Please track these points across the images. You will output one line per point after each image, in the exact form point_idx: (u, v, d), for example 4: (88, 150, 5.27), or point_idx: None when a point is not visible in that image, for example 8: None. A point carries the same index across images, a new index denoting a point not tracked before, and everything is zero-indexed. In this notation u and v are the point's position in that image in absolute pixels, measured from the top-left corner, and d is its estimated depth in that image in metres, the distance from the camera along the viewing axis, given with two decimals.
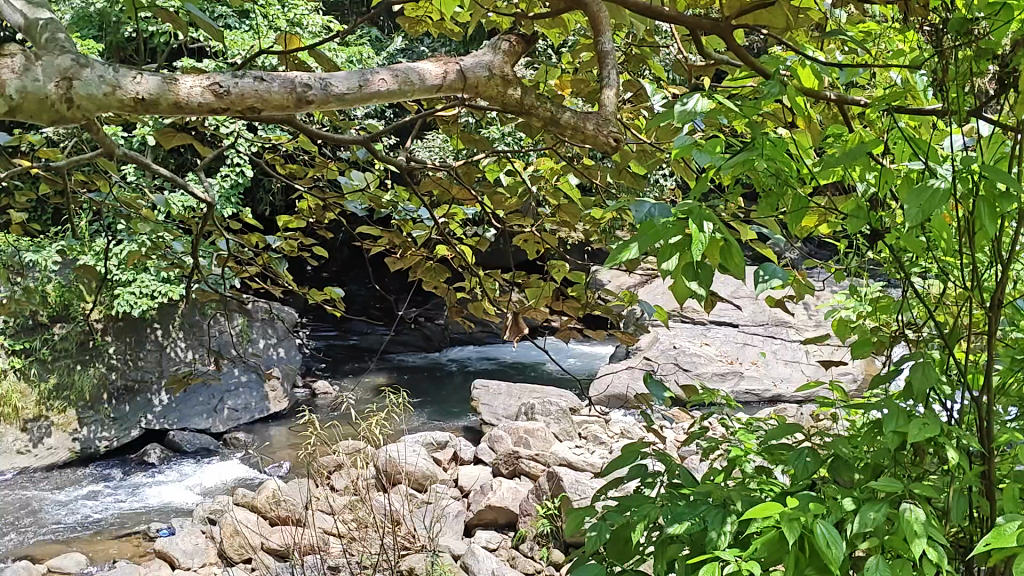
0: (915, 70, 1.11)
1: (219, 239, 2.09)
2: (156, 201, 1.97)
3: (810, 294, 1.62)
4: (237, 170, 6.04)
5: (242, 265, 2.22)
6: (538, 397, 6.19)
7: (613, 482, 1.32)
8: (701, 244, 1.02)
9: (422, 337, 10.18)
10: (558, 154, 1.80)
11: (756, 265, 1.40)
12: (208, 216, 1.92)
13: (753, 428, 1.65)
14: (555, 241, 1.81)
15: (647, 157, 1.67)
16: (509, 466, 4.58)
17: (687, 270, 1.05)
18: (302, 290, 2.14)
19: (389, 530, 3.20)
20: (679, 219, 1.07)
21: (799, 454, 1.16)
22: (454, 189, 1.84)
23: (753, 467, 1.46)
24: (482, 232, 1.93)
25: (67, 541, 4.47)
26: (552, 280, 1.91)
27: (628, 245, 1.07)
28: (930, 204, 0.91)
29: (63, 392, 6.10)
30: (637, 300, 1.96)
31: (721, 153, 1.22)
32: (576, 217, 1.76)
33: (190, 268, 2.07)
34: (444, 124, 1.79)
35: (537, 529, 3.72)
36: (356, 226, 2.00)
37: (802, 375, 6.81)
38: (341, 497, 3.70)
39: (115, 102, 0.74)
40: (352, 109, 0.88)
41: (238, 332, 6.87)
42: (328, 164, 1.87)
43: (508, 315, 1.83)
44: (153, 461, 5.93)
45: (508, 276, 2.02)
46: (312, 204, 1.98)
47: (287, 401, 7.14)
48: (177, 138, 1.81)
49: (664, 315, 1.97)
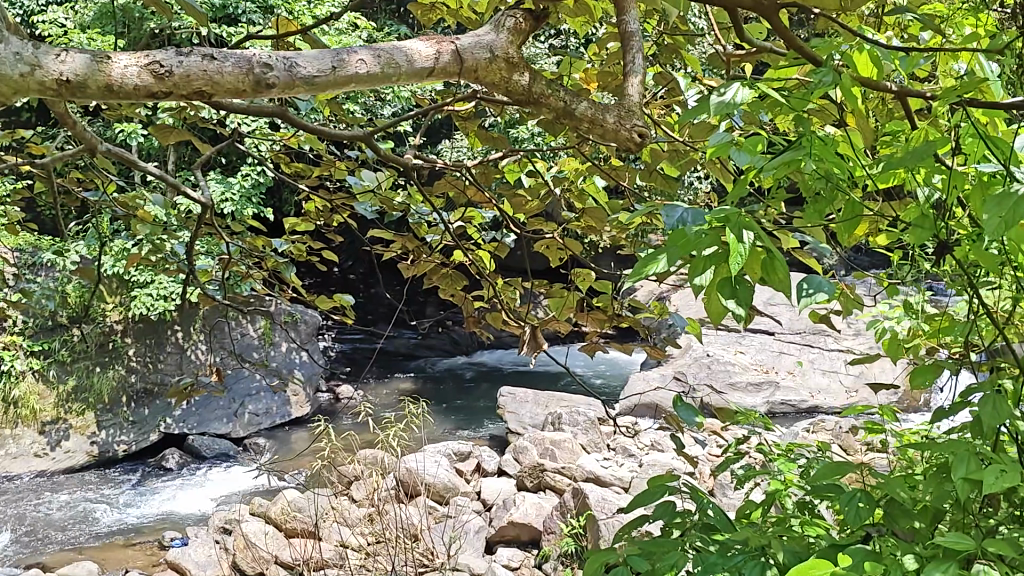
0: (991, 58, 0.96)
1: (223, 243, 1.99)
2: (155, 201, 1.85)
3: (858, 309, 1.46)
4: (259, 169, 5.97)
5: (245, 271, 2.12)
6: (565, 405, 6.06)
7: (635, 523, 1.18)
8: (738, 258, 0.87)
9: (449, 341, 10.10)
10: (583, 154, 1.66)
11: (801, 277, 1.24)
12: (206, 216, 1.83)
13: (795, 457, 1.50)
14: (578, 249, 1.68)
15: (682, 157, 1.53)
16: (534, 479, 4.44)
17: (721, 287, 0.90)
18: (309, 297, 2.02)
19: (406, 548, 3.10)
20: (714, 228, 0.92)
21: (851, 497, 1.00)
22: (470, 191, 1.71)
23: (793, 503, 1.34)
24: (502, 237, 1.79)
25: (79, 548, 4.43)
26: (575, 289, 1.78)
27: (654, 257, 0.92)
28: (1014, 214, 0.77)
29: (81, 394, 6.08)
30: (668, 311, 1.81)
31: (763, 153, 1.07)
32: (602, 223, 1.62)
33: (186, 274, 1.95)
34: (460, 121, 1.65)
35: (562, 549, 3.58)
36: (367, 230, 1.87)
37: (840, 386, 6.62)
38: (358, 509, 3.60)
39: (33, 85, 0.62)
40: (324, 96, 0.76)
41: (261, 334, 6.82)
42: (336, 163, 1.75)
43: (525, 327, 1.69)
44: (171, 467, 5.87)
45: (528, 284, 1.88)
46: (319, 205, 1.86)
47: (310, 406, 7.07)
48: (175, 135, 1.68)
49: (697, 327, 1.82)
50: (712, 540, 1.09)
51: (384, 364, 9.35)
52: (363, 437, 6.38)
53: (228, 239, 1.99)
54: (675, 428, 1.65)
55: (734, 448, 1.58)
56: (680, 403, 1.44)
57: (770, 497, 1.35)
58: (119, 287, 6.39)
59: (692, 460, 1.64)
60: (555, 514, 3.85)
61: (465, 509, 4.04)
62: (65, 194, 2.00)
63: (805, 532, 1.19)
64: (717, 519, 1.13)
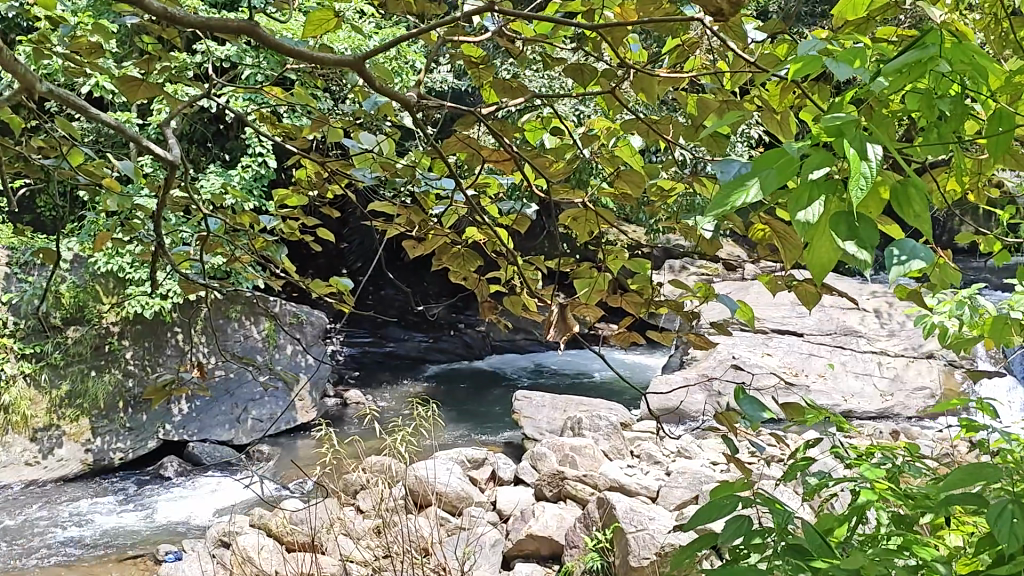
0: None
1: (203, 217, 1.75)
2: (124, 167, 1.55)
3: (955, 284, 1.21)
4: (260, 160, 5.77)
5: (230, 253, 1.89)
6: (585, 410, 5.81)
7: (699, 543, 0.93)
8: (864, 180, 0.63)
9: (462, 344, 9.96)
10: (621, 106, 1.39)
11: (887, 242, 0.87)
12: (174, 176, 1.48)
13: (879, 459, 1.26)
14: (612, 219, 1.44)
15: (732, 114, 1.31)
16: (554, 488, 4.21)
17: (835, 222, 0.66)
18: (302, 281, 1.79)
19: (418, 562, 2.89)
20: (825, 143, 0.68)
21: (1003, 513, 0.77)
22: (486, 152, 1.43)
23: (885, 516, 1.10)
24: (522, 209, 1.54)
25: (68, 563, 4.22)
26: (606, 270, 1.54)
27: (743, 180, 0.67)
28: None
29: (75, 400, 5.92)
30: (715, 294, 1.56)
31: (869, 63, 0.84)
32: (641, 187, 1.40)
33: (157, 252, 1.72)
34: (474, 67, 1.38)
35: (586, 565, 3.38)
36: (367, 204, 1.62)
37: (874, 390, 6.38)
38: (364, 520, 3.38)
39: None
40: None
41: (264, 336, 6.64)
42: (329, 122, 1.49)
43: (553, 306, 1.44)
44: (169, 475, 5.66)
45: (553, 263, 1.63)
46: (311, 173, 1.63)
47: (315, 411, 6.84)
48: (144, 89, 1.43)
49: (748, 313, 1.55)
50: (808, 567, 0.83)
51: (396, 368, 9.14)
52: (372, 444, 6.16)
53: (207, 211, 1.72)
54: (732, 430, 1.42)
55: (801, 451, 1.33)
56: (743, 396, 1.17)
57: (852, 509, 1.10)
58: (115, 288, 6.22)
59: (750, 468, 1.40)
60: (578, 527, 3.64)
61: (481, 521, 3.81)
62: (20, 162, 1.78)
63: (910, 555, 0.97)
64: (807, 538, 0.88)
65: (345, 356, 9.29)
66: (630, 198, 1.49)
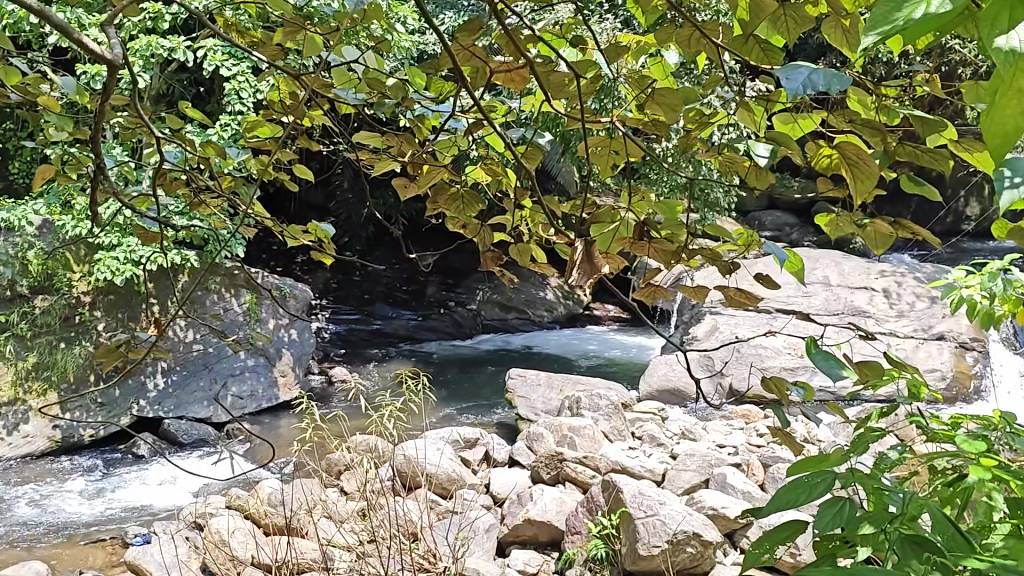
0: None
1: (162, 152, 1.51)
2: (62, 83, 1.31)
3: None
4: (239, 118, 5.51)
5: (196, 197, 1.65)
6: (581, 389, 5.64)
7: (783, 535, 0.75)
8: None
9: (452, 323, 9.76)
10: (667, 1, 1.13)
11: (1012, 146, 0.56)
12: (116, 84, 1.23)
13: (964, 428, 1.03)
14: (643, 149, 1.19)
15: (791, 20, 1.06)
16: (552, 471, 4.01)
17: None
18: (274, 227, 1.57)
19: (407, 549, 2.70)
20: None
21: None
22: (494, 66, 1.17)
23: (997, 500, 0.86)
24: (536, 137, 1.30)
25: (28, 545, 3.99)
26: (629, 214, 1.29)
27: None
28: None
29: (43, 372, 5.71)
30: (762, 241, 1.31)
31: None
32: (679, 108, 1.15)
33: (103, 189, 1.47)
34: None
35: (590, 553, 3.19)
36: (353, 132, 1.38)
37: None
38: (348, 502, 3.19)
39: None
40: None
41: (246, 310, 6.44)
42: (307, 29, 1.24)
43: (575, 246, 1.22)
44: (142, 454, 5.42)
45: (568, 206, 1.39)
46: (286, 93, 1.38)
47: (298, 389, 6.64)
48: None
49: (798, 262, 1.30)
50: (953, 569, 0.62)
51: (383, 346, 8.93)
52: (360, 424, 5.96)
53: (160, 139, 1.47)
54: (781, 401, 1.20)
55: (874, 420, 1.11)
56: (817, 349, 0.94)
57: (956, 489, 0.86)
58: (85, 255, 6.06)
59: (804, 444, 1.17)
60: (580, 512, 3.46)
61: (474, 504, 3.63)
62: None
63: None
64: (933, 531, 0.67)
65: (330, 333, 9.07)
66: (662, 126, 1.24)
